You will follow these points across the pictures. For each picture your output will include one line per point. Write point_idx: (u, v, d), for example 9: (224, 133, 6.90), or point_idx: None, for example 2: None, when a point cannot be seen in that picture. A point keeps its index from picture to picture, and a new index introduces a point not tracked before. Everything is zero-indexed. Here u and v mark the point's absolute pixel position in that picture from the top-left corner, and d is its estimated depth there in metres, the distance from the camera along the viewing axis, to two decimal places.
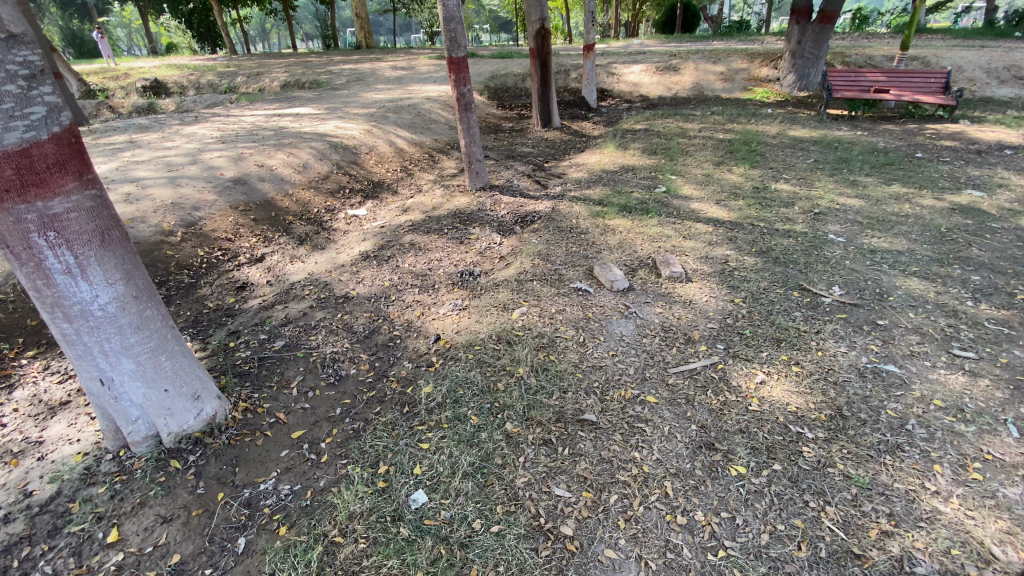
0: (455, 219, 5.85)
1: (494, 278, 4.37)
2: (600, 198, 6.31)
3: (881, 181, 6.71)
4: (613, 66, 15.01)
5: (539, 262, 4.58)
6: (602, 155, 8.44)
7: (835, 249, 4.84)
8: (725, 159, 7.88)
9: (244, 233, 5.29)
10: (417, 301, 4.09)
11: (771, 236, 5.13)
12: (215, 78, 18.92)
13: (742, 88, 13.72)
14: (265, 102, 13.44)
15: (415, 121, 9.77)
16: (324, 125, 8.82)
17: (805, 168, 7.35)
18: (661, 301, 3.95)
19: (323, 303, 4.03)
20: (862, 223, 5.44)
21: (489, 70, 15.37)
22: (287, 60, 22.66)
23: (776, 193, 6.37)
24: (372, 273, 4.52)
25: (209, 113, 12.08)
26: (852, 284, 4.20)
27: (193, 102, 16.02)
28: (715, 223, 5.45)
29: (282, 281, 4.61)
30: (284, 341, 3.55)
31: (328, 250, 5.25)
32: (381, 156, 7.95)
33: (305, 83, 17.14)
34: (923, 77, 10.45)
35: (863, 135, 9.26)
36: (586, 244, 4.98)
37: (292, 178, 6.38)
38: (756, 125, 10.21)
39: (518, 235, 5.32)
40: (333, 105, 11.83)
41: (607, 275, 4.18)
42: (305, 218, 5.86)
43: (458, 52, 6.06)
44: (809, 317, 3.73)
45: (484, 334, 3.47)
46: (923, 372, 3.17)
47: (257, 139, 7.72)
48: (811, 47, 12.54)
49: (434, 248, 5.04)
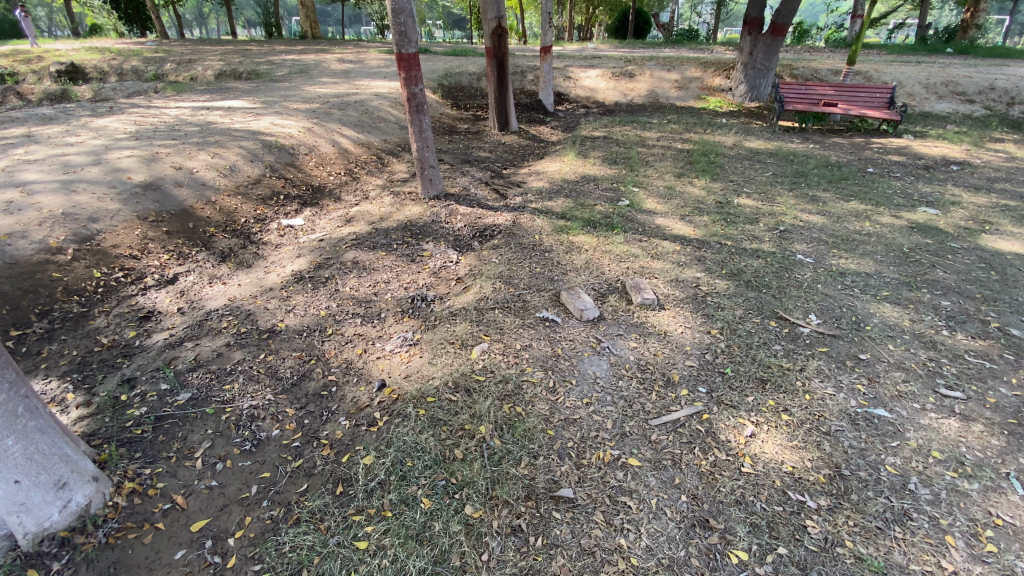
0: (405, 231, 5.29)
1: (448, 306, 3.87)
2: (562, 210, 5.93)
3: (839, 197, 6.71)
4: (569, 69, 14.76)
5: (500, 285, 4.12)
6: (561, 162, 8.09)
7: (806, 271, 4.67)
8: (686, 171, 7.72)
9: (153, 249, 4.53)
10: (359, 336, 3.53)
11: (741, 256, 4.90)
12: (140, 64, 17.25)
13: (696, 96, 13.81)
14: (194, 93, 12.25)
15: (362, 119, 9.06)
16: (258, 122, 7.98)
17: (765, 182, 7.29)
18: (634, 333, 3.58)
19: (244, 340, 3.40)
20: (827, 242, 5.32)
21: (442, 68, 14.75)
22: (225, 48, 21.08)
23: (740, 208, 6.21)
24: (306, 300, 3.91)
25: (128, 103, 10.83)
26: (828, 312, 4.00)
27: (113, 90, 14.47)
28: (683, 241, 5.19)
29: (198, 309, 3.91)
30: (189, 394, 2.91)
31: (256, 269, 4.57)
32: (323, 157, 7.24)
33: (243, 74, 15.87)
34: (869, 92, 10.77)
35: (816, 148, 9.41)
36: (549, 264, 4.57)
37: (216, 183, 5.61)
38: (712, 135, 10.21)
39: (476, 253, 4.84)
40: (270, 99, 10.87)
41: (576, 302, 3.78)
42: (230, 230, 5.13)
43: (409, 48, 5.50)
44: (790, 351, 3.47)
45: (438, 379, 2.96)
46: (914, 417, 2.96)
47: (179, 137, 6.83)
48: (762, 59, 12.75)
49: (381, 267, 4.48)
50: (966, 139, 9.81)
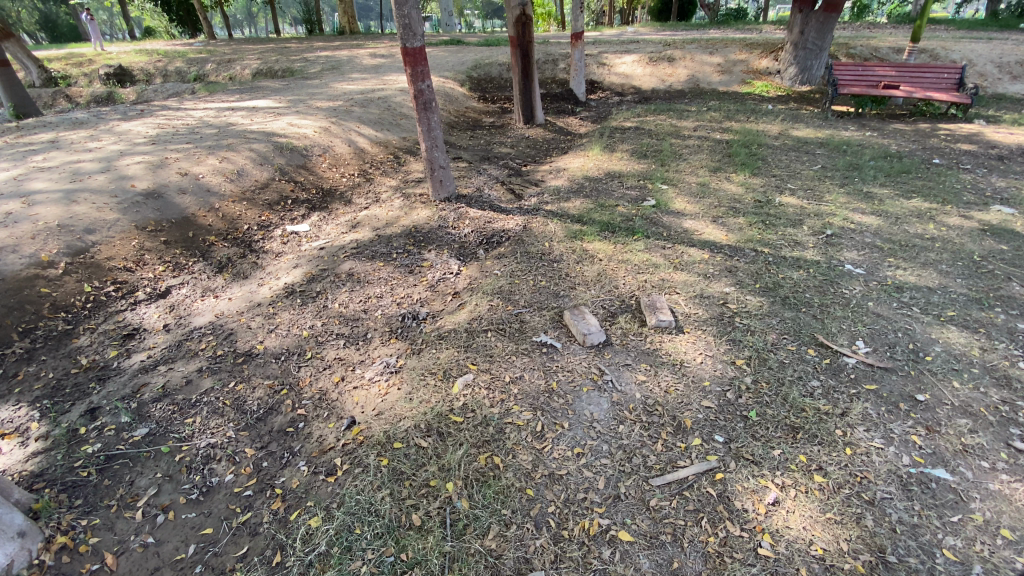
0: (408, 238, 4.98)
1: (440, 326, 3.52)
2: (580, 213, 5.46)
3: (898, 193, 5.92)
4: (603, 55, 14.04)
5: (498, 302, 3.74)
6: (586, 158, 7.57)
7: (855, 285, 4.04)
8: (722, 165, 7.05)
9: (148, 261, 4.43)
10: (338, 361, 3.25)
11: (777, 266, 4.32)
12: (183, 65, 17.71)
13: (740, 81, 12.83)
14: (226, 93, 12.37)
15: (382, 116, 8.82)
16: (276, 122, 7.87)
17: (811, 177, 6.54)
18: (644, 363, 3.12)
19: (217, 365, 3.20)
20: (882, 248, 4.64)
21: (472, 59, 14.36)
22: (266, 46, 21.47)
23: (780, 208, 5.56)
24: (291, 317, 3.67)
25: (161, 105, 11.02)
26: (879, 338, 3.40)
27: (155, 91, 14.89)
28: (712, 249, 4.65)
29: (182, 326, 3.75)
30: (147, 430, 2.75)
31: (251, 281, 4.39)
32: (337, 158, 7.04)
33: (277, 72, 16.02)
34: (936, 72, 9.64)
35: (873, 136, 8.47)
36: (557, 276, 4.14)
37: (221, 188, 5.47)
38: (755, 124, 9.38)
39: (480, 263, 4.48)
40: (296, 97, 10.81)
41: (580, 325, 3.34)
42: (230, 238, 4.98)
43: (414, 42, 5.15)
44: (830, 389, 2.93)
45: (410, 419, 2.63)
46: (984, 481, 2.39)
47: (193, 140, 6.78)
48: (814, 38, 11.67)
49: (376, 280, 4.18)
50: None
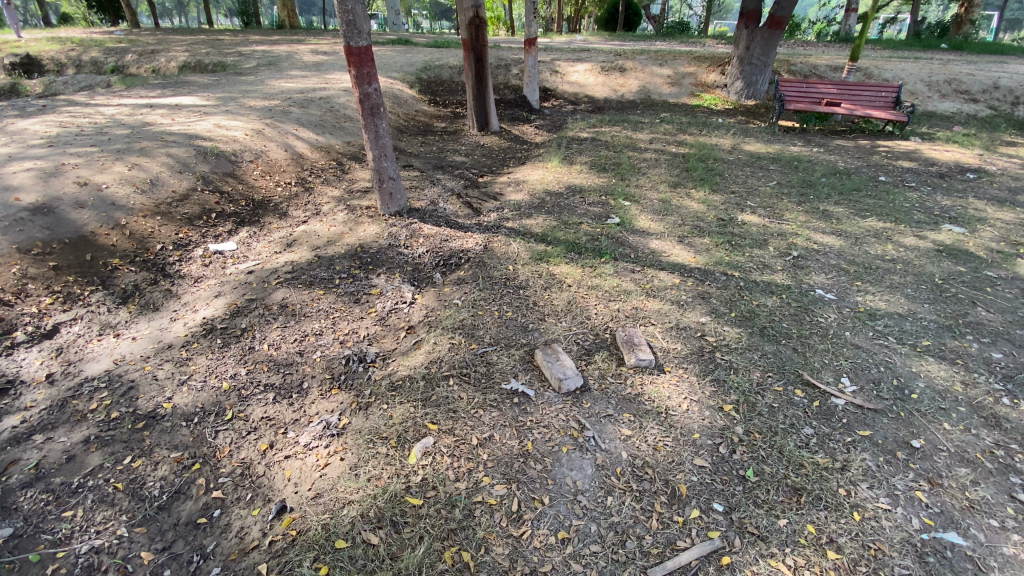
0: (353, 259, 4.43)
1: (391, 371, 3.03)
2: (542, 231, 5.11)
3: (853, 212, 5.99)
4: (556, 62, 13.86)
5: (458, 338, 3.29)
6: (545, 169, 7.25)
7: (829, 313, 3.91)
8: (682, 180, 6.94)
9: (32, 292, 3.66)
10: (267, 423, 2.71)
11: (750, 292, 4.13)
12: (99, 54, 15.99)
13: (690, 93, 13.01)
14: (146, 88, 11.15)
15: (324, 118, 8.13)
16: (200, 122, 7.02)
17: (770, 193, 6.54)
18: (627, 413, 2.77)
19: (111, 434, 2.57)
20: (848, 271, 4.58)
21: (421, 60, 13.77)
22: (196, 37, 19.88)
23: (744, 227, 5.45)
24: (208, 365, 3.08)
25: (66, 99, 9.72)
26: (863, 374, 3.24)
27: (62, 83, 13.30)
28: (682, 272, 4.42)
29: (71, 376, 3.06)
30: (11, 530, 2.11)
31: (162, 315, 3.72)
32: (272, 165, 6.33)
33: (208, 66, 14.76)
34: (873, 91, 10.07)
35: (820, 152, 8.68)
36: (523, 305, 3.75)
37: (130, 201, 4.70)
38: (709, 137, 9.43)
39: (436, 289, 4.01)
40: (227, 95, 9.86)
41: (554, 368, 2.95)
42: (139, 260, 4.24)
43: (359, 41, 4.63)
44: (825, 438, 2.72)
45: (357, 505, 2.16)
46: (998, 544, 2.21)
47: (99, 142, 5.88)
48: (759, 54, 11.98)
49: (315, 312, 3.63)
50: (978, 142, 9.16)
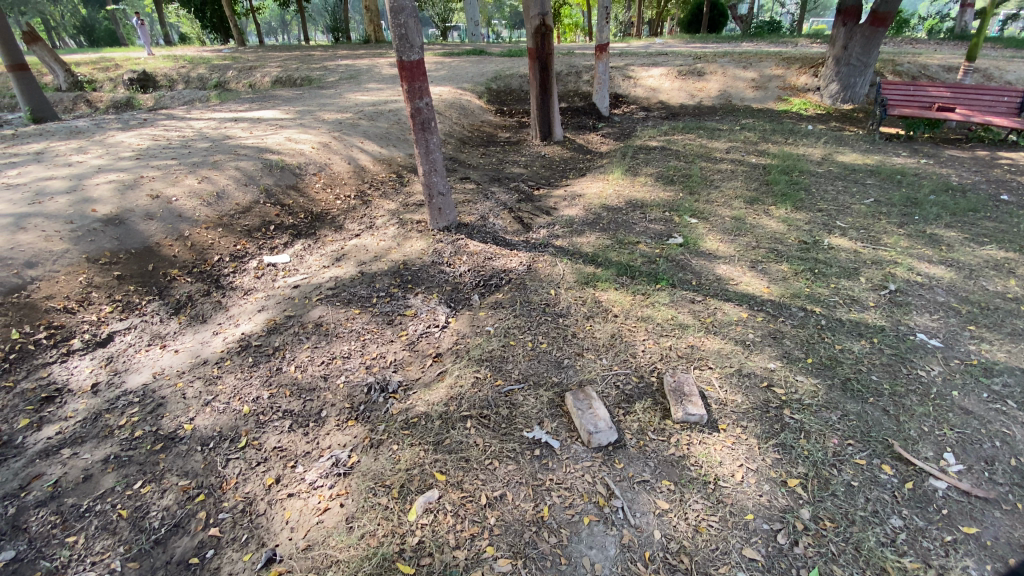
0: (395, 277, 4.32)
1: (410, 405, 2.82)
2: (594, 251, 4.75)
3: (969, 237, 5.07)
4: (630, 68, 13.33)
5: (485, 372, 3.02)
6: (605, 182, 6.86)
7: (933, 365, 3.22)
8: (760, 195, 6.25)
9: (96, 300, 3.91)
10: (278, 454, 2.62)
11: (833, 334, 3.53)
12: (206, 71, 17.60)
13: (777, 97, 11.95)
14: (238, 102, 12.01)
15: (389, 130, 8.26)
16: (273, 136, 7.36)
17: (864, 212, 5.72)
18: (666, 480, 2.38)
19: (129, 454, 2.63)
20: (960, 312, 3.81)
21: (492, 70, 13.80)
22: (290, 54, 21.35)
23: (831, 252, 4.75)
24: (235, 387, 3.06)
25: (169, 113, 10.67)
26: (974, 449, 2.60)
27: (171, 98, 14.72)
28: (750, 304, 3.88)
29: (113, 387, 3.18)
30: (14, 553, 2.19)
31: (206, 328, 3.82)
32: (333, 177, 6.47)
33: (296, 80, 15.74)
34: (1001, 92, 8.65)
35: (929, 163, 7.55)
36: (561, 337, 3.43)
37: (195, 213, 4.94)
38: (795, 147, 8.54)
39: (472, 312, 3.78)
40: (305, 108, 10.34)
41: (585, 419, 2.60)
42: (195, 271, 4.43)
43: (411, 55, 4.55)
44: (917, 535, 2.17)
45: (344, 567, 1.99)
46: None
47: (180, 155, 6.30)
48: (860, 52, 10.75)
49: (347, 332, 3.52)
50: None
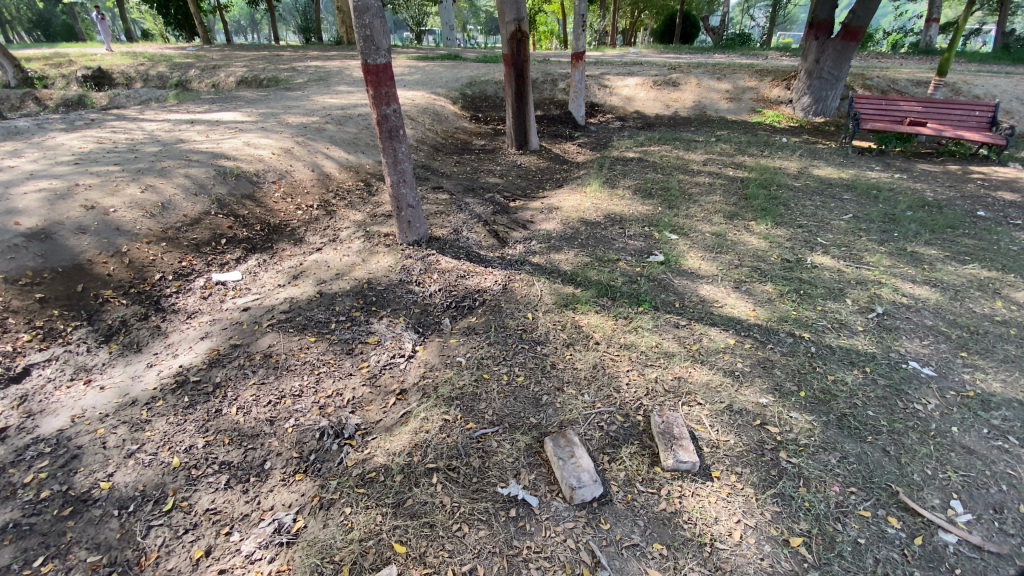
0: (357, 298, 3.95)
1: (367, 455, 2.49)
2: (573, 270, 4.49)
3: (948, 256, 5.02)
4: (606, 76, 13.24)
5: (454, 414, 2.70)
6: (583, 194, 6.64)
7: (929, 398, 3.06)
8: (740, 210, 6.13)
9: (12, 327, 3.44)
10: (210, 518, 2.26)
11: (824, 363, 3.34)
12: (166, 70, 16.74)
13: (750, 109, 12.02)
14: (198, 103, 11.38)
15: (358, 135, 7.87)
16: (230, 140, 6.88)
17: (843, 229, 5.65)
18: (658, 544, 2.12)
19: (31, 522, 2.23)
20: (948, 337, 3.69)
21: (467, 75, 13.51)
22: (258, 53, 20.56)
23: (814, 272, 4.62)
24: (164, 434, 2.68)
25: (121, 113, 9.99)
26: (980, 496, 2.41)
27: (127, 97, 13.92)
28: (736, 330, 3.68)
29: (22, 433, 2.75)
30: None
31: (140, 358, 3.40)
32: (295, 185, 6.06)
33: (263, 81, 15.11)
34: (966, 109, 8.84)
35: (902, 178, 7.61)
36: (539, 368, 3.14)
37: (136, 226, 4.48)
38: (771, 159, 8.52)
39: (441, 340, 3.46)
40: (268, 111, 9.83)
41: (567, 471, 2.32)
42: (133, 291, 3.98)
43: (377, 58, 4.22)
44: None
45: None
46: None
47: (124, 160, 5.79)
48: (831, 67, 10.89)
49: (300, 365, 3.16)
50: None
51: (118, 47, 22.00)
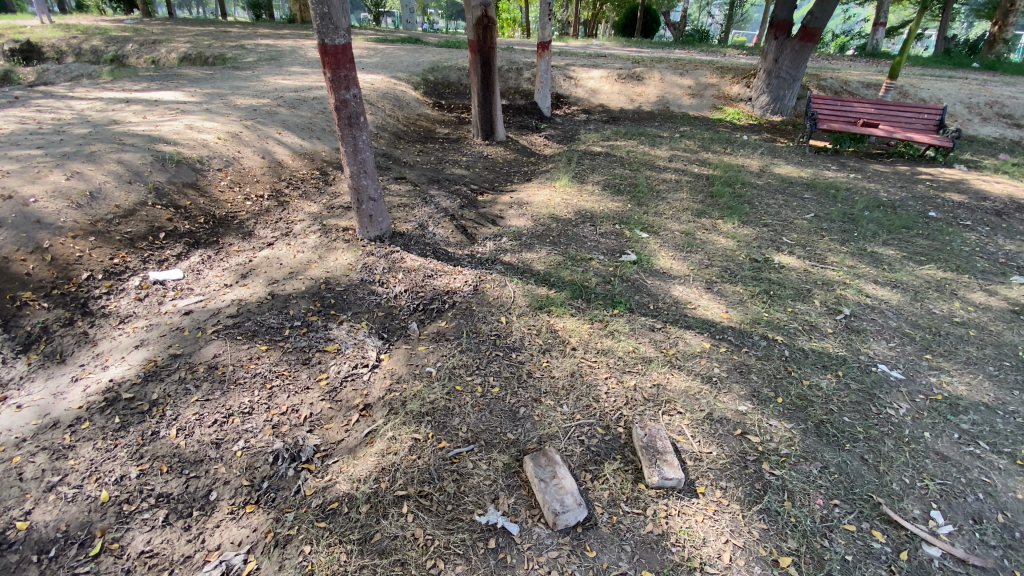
0: (314, 300, 3.65)
1: (328, 482, 2.26)
2: (545, 269, 4.33)
3: (906, 256, 5.17)
4: (571, 67, 13.08)
5: (424, 432, 2.49)
6: (552, 189, 6.48)
7: (900, 403, 3.09)
8: (708, 208, 6.14)
9: None
10: (145, 562, 1.98)
11: (799, 367, 3.33)
12: (99, 43, 15.37)
13: (712, 106, 12.18)
14: (135, 80, 10.46)
15: (314, 121, 7.40)
16: (171, 122, 6.30)
17: (807, 228, 5.74)
18: (647, 571, 2.00)
19: None
20: (912, 339, 3.77)
21: (429, 60, 13.05)
22: (205, 29, 19.26)
23: (782, 272, 4.65)
24: (91, 462, 2.34)
25: (45, 89, 9.05)
26: (957, 505, 2.44)
27: (54, 72, 12.68)
28: (711, 333, 3.62)
29: None
30: None
31: (64, 371, 3.00)
32: (244, 174, 5.60)
33: (209, 59, 14.11)
34: (914, 112, 9.23)
35: (857, 178, 7.85)
36: (514, 378, 2.96)
37: (59, 218, 3.97)
38: (734, 157, 8.63)
39: (408, 346, 3.23)
40: (215, 91, 9.13)
41: (549, 495, 2.16)
42: (56, 292, 3.52)
43: (336, 38, 3.88)
44: None
45: None
46: None
47: (46, 142, 5.17)
48: (789, 66, 11.14)
49: (250, 379, 2.86)
50: None
51: (47, 16, 20.15)
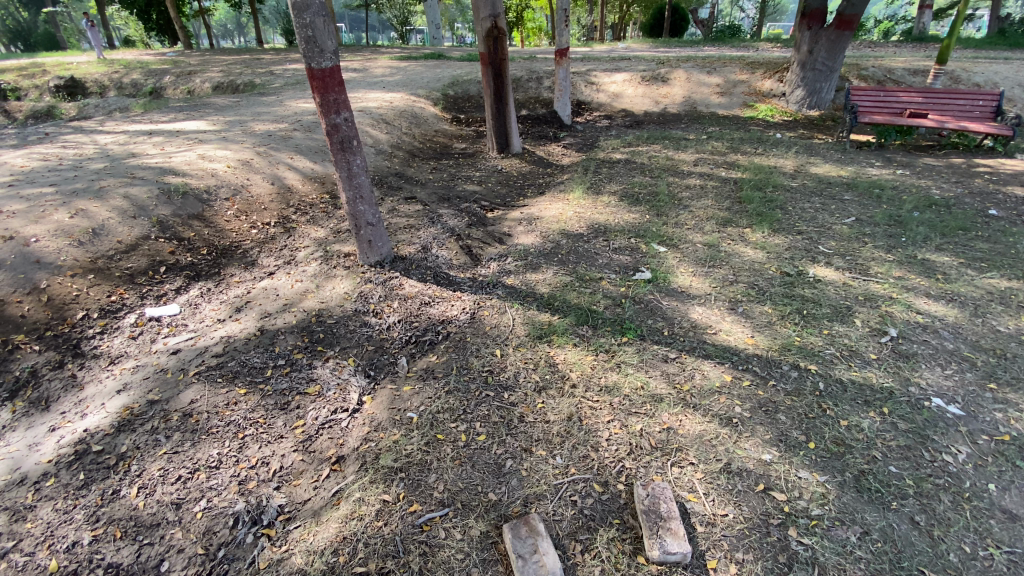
0: (302, 335, 3.48)
1: (285, 554, 2.06)
2: (550, 292, 4.03)
3: (963, 263, 4.58)
4: (592, 73, 12.75)
5: (395, 493, 2.26)
6: (566, 202, 6.18)
7: (960, 447, 2.61)
8: (734, 216, 5.69)
9: None
10: None
11: (836, 404, 2.89)
12: (140, 77, 16.16)
13: (742, 103, 11.56)
14: (165, 112, 10.85)
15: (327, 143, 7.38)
16: (184, 153, 6.38)
17: (846, 234, 5.21)
18: None
19: None
20: (972, 364, 3.25)
21: (449, 74, 13.01)
22: (239, 57, 20.02)
23: (818, 287, 4.18)
24: (46, 526, 2.22)
25: (82, 125, 9.46)
26: None
27: (95, 107, 13.38)
28: (733, 364, 3.22)
29: None
30: None
31: (44, 418, 2.93)
32: (251, 201, 5.57)
33: (239, 86, 14.58)
34: (968, 99, 8.42)
35: (904, 175, 7.17)
36: (505, 424, 2.68)
37: (59, 256, 3.99)
38: (766, 157, 8.08)
39: (393, 386, 2.99)
40: (236, 118, 9.32)
41: None
42: (48, 334, 3.50)
43: (323, 62, 3.73)
44: None
45: None
46: None
47: (61, 180, 5.29)
48: (824, 57, 10.45)
49: (222, 428, 2.70)
50: None
51: (104, 54, 21.49)
